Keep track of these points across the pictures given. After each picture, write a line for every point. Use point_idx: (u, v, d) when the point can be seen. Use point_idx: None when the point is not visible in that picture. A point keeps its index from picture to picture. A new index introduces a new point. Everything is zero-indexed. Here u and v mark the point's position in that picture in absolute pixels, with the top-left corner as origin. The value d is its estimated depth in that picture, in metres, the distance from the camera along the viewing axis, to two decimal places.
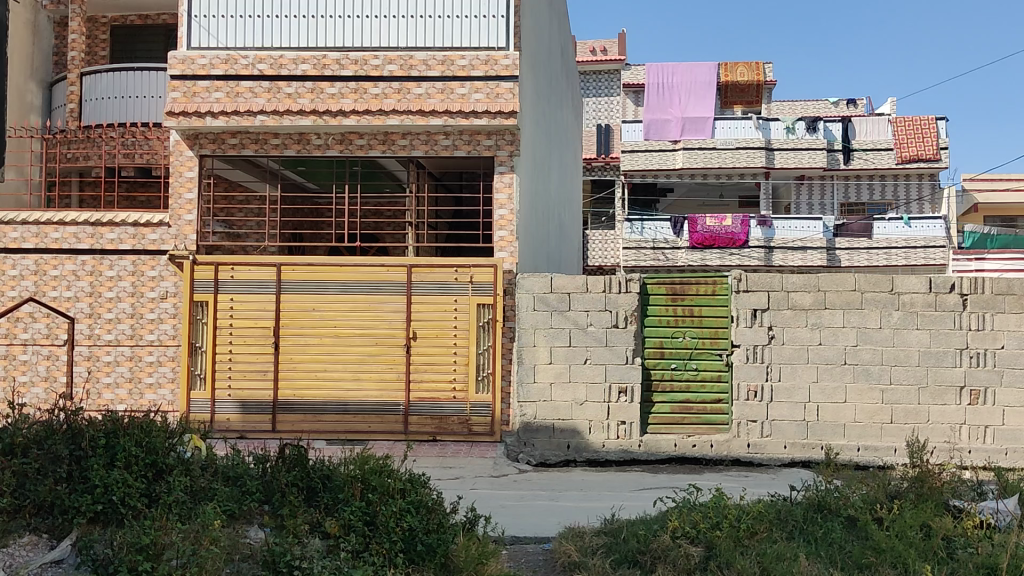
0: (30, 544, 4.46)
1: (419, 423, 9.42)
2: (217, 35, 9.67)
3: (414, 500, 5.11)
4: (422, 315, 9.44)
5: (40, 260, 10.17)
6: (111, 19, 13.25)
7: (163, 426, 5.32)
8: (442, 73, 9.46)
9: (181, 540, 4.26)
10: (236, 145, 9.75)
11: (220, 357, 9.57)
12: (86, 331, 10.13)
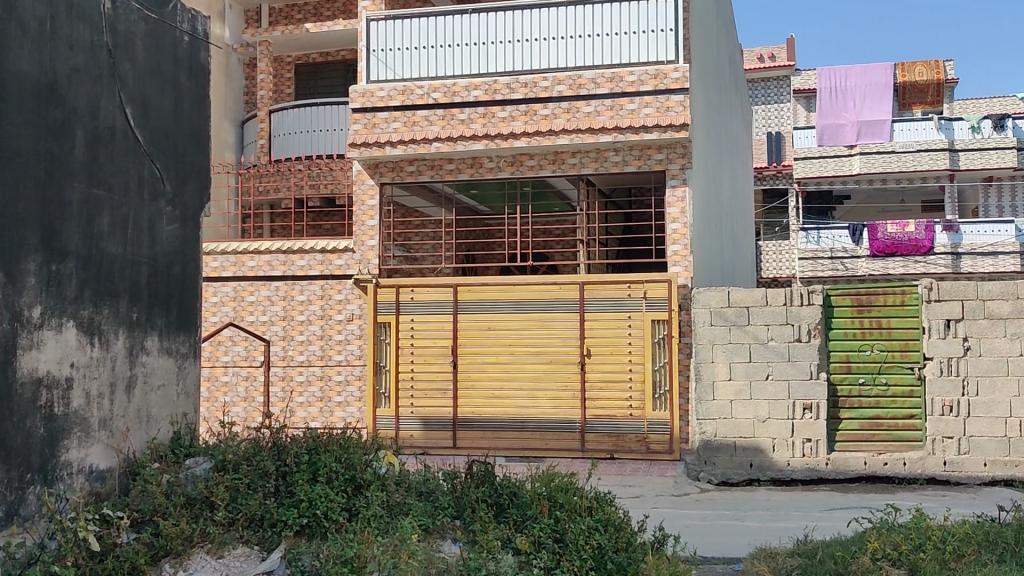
0: (243, 555, 4.62)
1: (597, 440, 9.41)
2: (394, 68, 10.14)
3: (602, 518, 5.09)
4: (596, 333, 9.41)
5: (238, 287, 10.89)
6: (295, 58, 14.10)
7: (359, 443, 5.55)
8: (611, 90, 9.45)
9: (382, 554, 4.39)
10: (413, 172, 10.13)
11: (403, 376, 9.91)
12: (281, 352, 10.72)
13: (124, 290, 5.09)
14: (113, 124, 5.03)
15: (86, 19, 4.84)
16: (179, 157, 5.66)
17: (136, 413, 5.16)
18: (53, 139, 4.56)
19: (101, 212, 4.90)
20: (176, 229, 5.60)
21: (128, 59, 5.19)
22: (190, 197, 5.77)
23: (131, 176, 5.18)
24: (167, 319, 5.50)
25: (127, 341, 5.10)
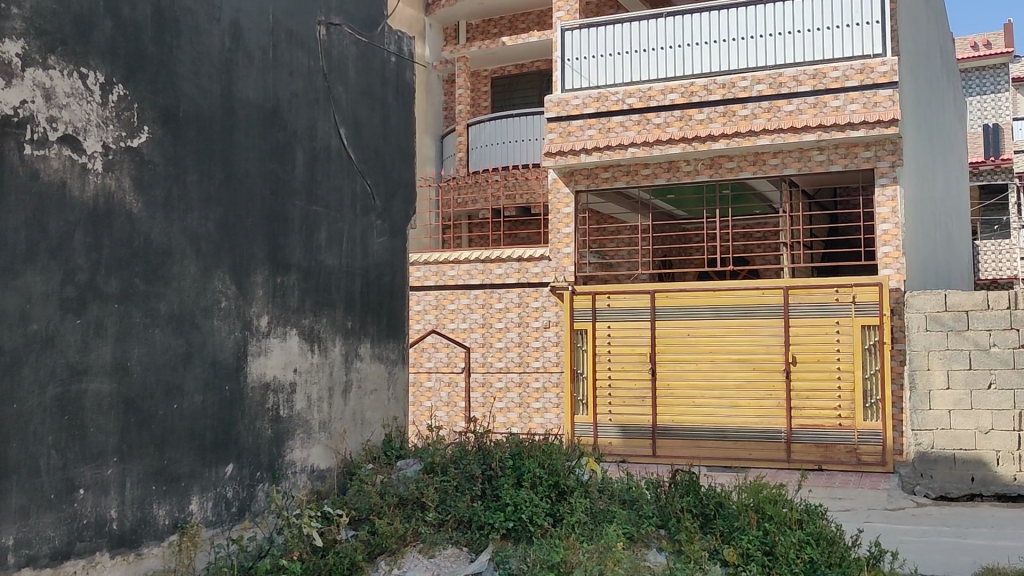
0: (452, 556, 4.69)
1: (804, 451, 9.09)
2: (588, 76, 10.25)
3: (813, 531, 4.87)
4: (801, 339, 9.10)
5: (439, 295, 11.30)
6: (492, 71, 14.44)
7: (562, 449, 5.63)
8: (814, 87, 9.13)
9: (588, 560, 4.39)
10: (609, 178, 10.19)
11: (601, 383, 9.96)
12: (480, 359, 11.02)
13: (340, 299, 5.37)
14: (328, 144, 5.32)
15: (303, 45, 5.14)
16: (388, 172, 5.93)
17: (352, 416, 5.44)
18: (277, 159, 4.86)
19: (319, 227, 5.19)
20: (386, 241, 5.87)
21: (341, 81, 5.48)
22: (397, 210, 6.03)
23: (345, 192, 5.46)
24: (379, 327, 5.76)
25: (343, 348, 5.38)
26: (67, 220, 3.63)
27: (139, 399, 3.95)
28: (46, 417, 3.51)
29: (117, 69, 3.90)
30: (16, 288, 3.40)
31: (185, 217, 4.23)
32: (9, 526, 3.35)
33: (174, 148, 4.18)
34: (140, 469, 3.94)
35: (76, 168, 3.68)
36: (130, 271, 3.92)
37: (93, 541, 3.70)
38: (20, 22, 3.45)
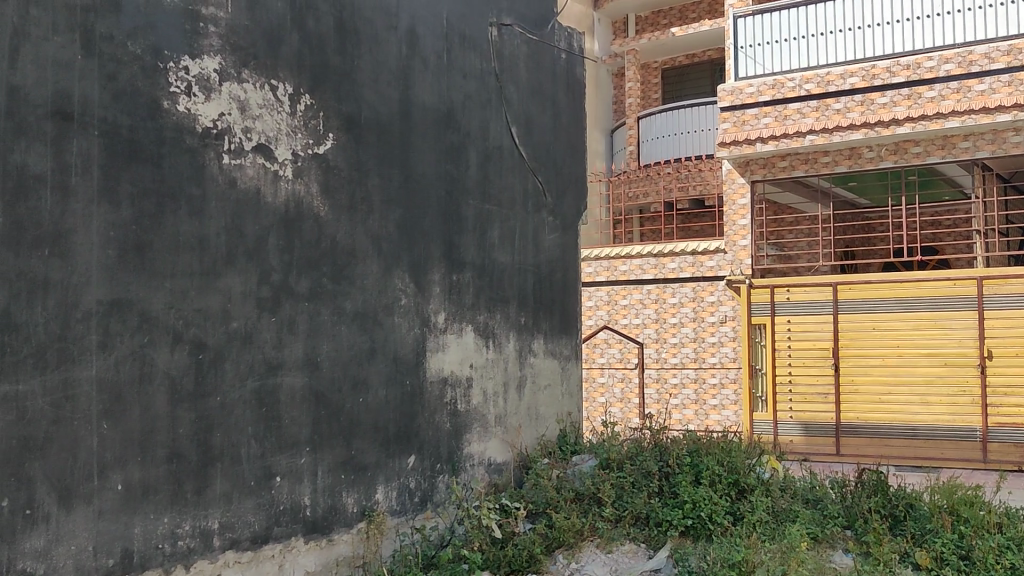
0: (631, 552, 4.68)
1: (1003, 451, 8.44)
2: (763, 63, 9.99)
3: (1015, 536, 4.56)
4: (997, 333, 8.52)
5: (612, 291, 11.35)
6: (662, 63, 14.25)
7: (741, 446, 5.52)
8: (1009, 64, 8.54)
9: (771, 561, 4.27)
10: (786, 167, 9.89)
11: (781, 378, 9.70)
12: (654, 355, 10.97)
13: (514, 295, 5.46)
14: (500, 143, 5.41)
15: (476, 47, 5.24)
16: (558, 170, 5.98)
17: (527, 411, 5.52)
18: (452, 161, 4.99)
19: (492, 225, 5.30)
20: (558, 238, 5.93)
21: (512, 81, 5.56)
22: (569, 207, 6.08)
23: (518, 190, 5.55)
24: (551, 323, 5.83)
25: (517, 343, 5.48)
26: (261, 225, 3.85)
27: (328, 392, 4.15)
28: (245, 409, 3.75)
29: (304, 80, 4.10)
30: (217, 288, 3.65)
31: (367, 219, 4.41)
32: (214, 510, 3.59)
33: (356, 153, 4.37)
34: (328, 459, 4.13)
35: (269, 175, 3.91)
36: (318, 272, 4.13)
37: (289, 526, 3.92)
38: (217, 40, 3.70)
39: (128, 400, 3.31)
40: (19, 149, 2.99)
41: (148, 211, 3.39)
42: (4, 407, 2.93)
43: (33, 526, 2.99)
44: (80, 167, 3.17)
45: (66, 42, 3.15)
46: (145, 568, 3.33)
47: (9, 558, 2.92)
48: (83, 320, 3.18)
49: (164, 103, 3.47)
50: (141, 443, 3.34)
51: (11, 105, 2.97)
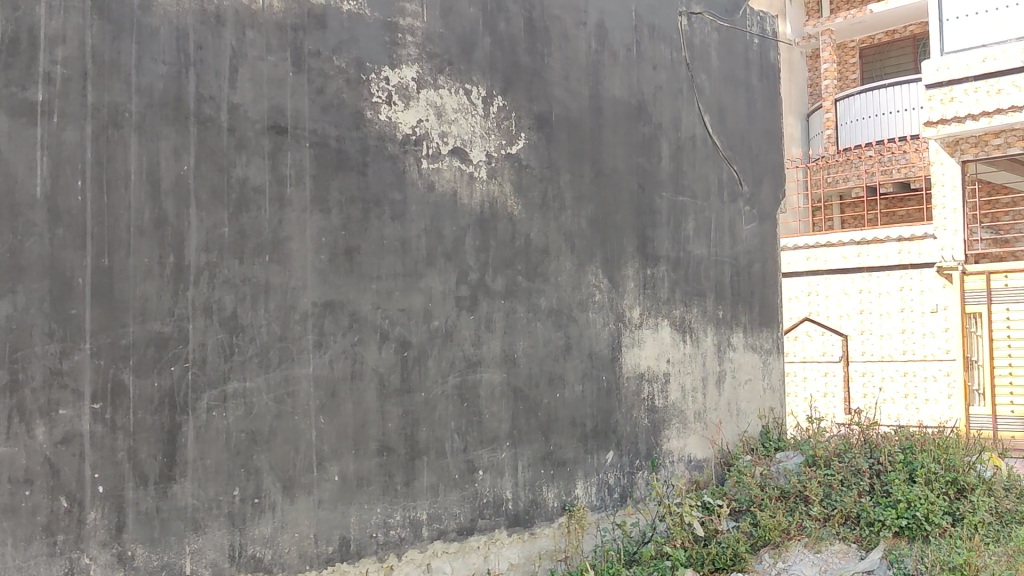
0: (841, 552, 4.45)
1: None
2: (970, 35, 9.33)
3: None
4: None
5: (812, 281, 10.97)
6: (859, 42, 13.71)
7: (959, 442, 5.20)
8: None
9: (996, 565, 3.99)
10: (1000, 145, 9.23)
11: (999, 370, 9.07)
12: (860, 347, 10.50)
13: (711, 288, 5.37)
14: (693, 134, 5.32)
15: (666, 38, 5.18)
16: (753, 158, 5.82)
17: (728, 406, 5.43)
18: (644, 154, 4.95)
19: (687, 217, 5.22)
20: (755, 228, 5.78)
21: (704, 69, 5.45)
22: (766, 195, 5.91)
23: (712, 180, 5.45)
24: (751, 315, 5.69)
25: (715, 337, 5.38)
26: (459, 226, 3.96)
27: (526, 388, 4.21)
28: (448, 405, 3.87)
29: (497, 81, 4.17)
30: (419, 288, 3.79)
31: (560, 216, 4.44)
32: (422, 501, 3.73)
33: (548, 151, 4.40)
34: (529, 453, 4.20)
35: (465, 176, 4.01)
36: (513, 269, 4.20)
37: (493, 519, 4.01)
38: (414, 49, 3.83)
39: (342, 395, 3.49)
40: (240, 163, 3.24)
41: (355, 216, 3.57)
42: (233, 403, 3.18)
43: (261, 513, 3.23)
44: (295, 177, 3.38)
45: (279, 60, 3.37)
46: (361, 555, 3.51)
47: (240, 543, 3.16)
48: (301, 321, 3.38)
49: (366, 112, 3.63)
50: (355, 437, 3.52)
51: (232, 123, 3.22)
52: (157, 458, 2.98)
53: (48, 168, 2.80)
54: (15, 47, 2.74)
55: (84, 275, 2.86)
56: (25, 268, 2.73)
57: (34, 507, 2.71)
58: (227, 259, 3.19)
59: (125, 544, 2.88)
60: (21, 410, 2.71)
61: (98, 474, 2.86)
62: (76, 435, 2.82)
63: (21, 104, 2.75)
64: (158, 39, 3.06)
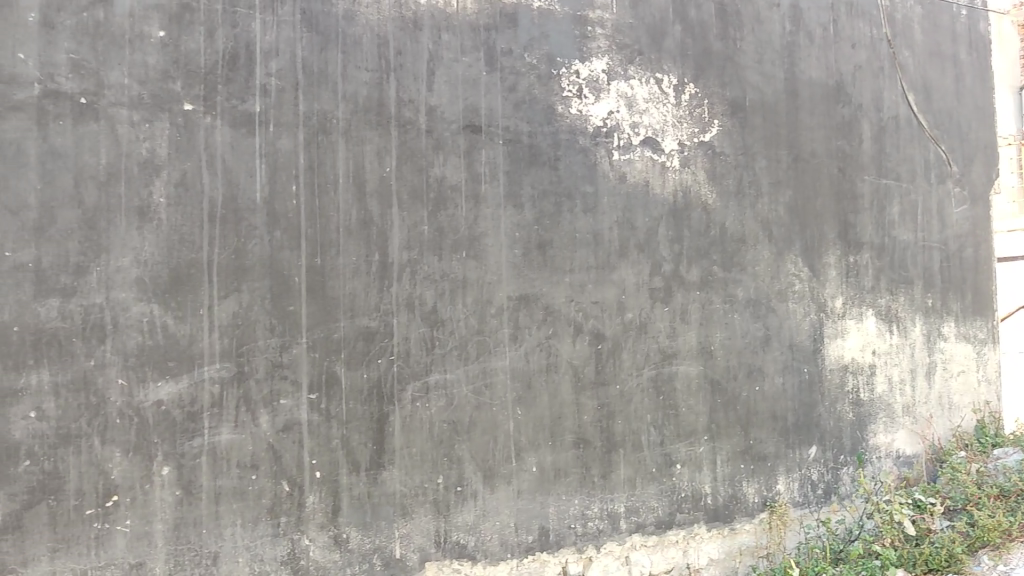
0: None
1: None
2: None
3: None
4: None
5: None
6: None
7: None
8: None
9: None
10: None
11: None
12: None
13: (918, 275, 4.76)
14: (897, 114, 4.74)
15: (867, 13, 4.64)
16: (963, 136, 5.05)
17: (938, 399, 4.82)
18: (845, 137, 4.51)
19: (891, 200, 4.67)
20: (968, 211, 5.02)
21: (907, 45, 4.80)
22: (979, 176, 5.10)
23: (917, 162, 4.82)
24: (963, 304, 4.97)
25: (924, 328, 4.79)
26: (651, 216, 3.81)
27: (724, 380, 3.95)
28: (644, 398, 3.74)
29: (688, 68, 3.93)
30: (612, 281, 3.69)
31: (757, 202, 4.11)
32: (620, 494, 3.66)
33: (743, 137, 4.09)
34: (728, 448, 3.94)
35: (656, 167, 3.83)
36: (708, 260, 3.95)
37: (692, 513, 3.84)
38: (605, 41, 3.71)
39: (538, 387, 3.49)
40: (438, 163, 3.34)
41: (548, 211, 3.56)
42: (435, 394, 3.29)
43: (464, 501, 3.33)
44: (489, 174, 3.44)
45: (473, 60, 3.43)
46: (560, 546, 3.51)
47: (445, 529, 3.29)
48: (497, 315, 3.43)
49: (557, 107, 3.59)
50: (551, 429, 3.51)
51: (430, 125, 3.33)
52: (367, 447, 3.17)
53: (266, 174, 3.08)
54: (234, 63, 3.04)
55: (299, 274, 3.11)
56: (249, 269, 3.04)
57: (260, 490, 3.02)
58: (428, 255, 3.31)
59: (340, 527, 3.12)
60: (248, 400, 3.02)
61: (316, 460, 3.10)
62: (295, 424, 3.07)
63: (241, 116, 3.05)
64: (361, 48, 3.22)
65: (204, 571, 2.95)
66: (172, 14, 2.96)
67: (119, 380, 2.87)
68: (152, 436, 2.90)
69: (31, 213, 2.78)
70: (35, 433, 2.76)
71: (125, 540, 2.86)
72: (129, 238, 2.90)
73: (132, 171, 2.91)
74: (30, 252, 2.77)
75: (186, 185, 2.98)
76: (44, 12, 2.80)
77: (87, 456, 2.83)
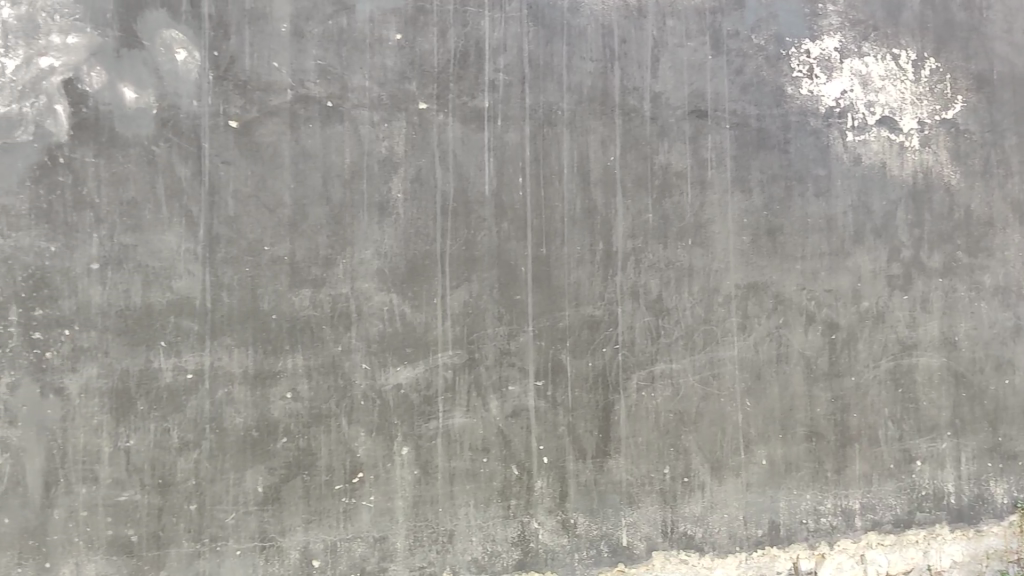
0: None
1: None
2: None
3: None
4: None
5: None
6: None
7: None
8: None
9: None
10: None
11: None
12: None
13: None
14: None
15: None
16: None
17: None
18: None
19: None
20: None
21: None
22: None
23: None
24: None
25: None
26: (889, 200, 3.48)
27: (969, 373, 3.51)
28: (882, 391, 3.44)
29: (928, 41, 3.53)
30: (847, 268, 3.43)
31: (1006, 183, 3.57)
32: (856, 491, 3.41)
33: (991, 114, 3.58)
34: (974, 445, 3.50)
35: (894, 148, 3.49)
36: (952, 245, 3.52)
37: (934, 513, 3.46)
38: (837, 17, 3.45)
39: (768, 378, 3.36)
40: (663, 150, 3.31)
41: (777, 196, 3.40)
42: (662, 383, 3.27)
43: (691, 492, 3.28)
44: (715, 160, 3.35)
45: (698, 45, 3.35)
46: (791, 541, 3.36)
47: (672, 520, 3.27)
48: (724, 303, 3.34)
49: (786, 88, 3.41)
50: (781, 421, 3.36)
51: (655, 112, 3.30)
52: (593, 434, 3.21)
53: (494, 167, 3.17)
54: (465, 60, 3.15)
55: (527, 264, 3.18)
56: (479, 260, 3.15)
57: (491, 473, 3.13)
58: (653, 244, 3.28)
59: (568, 513, 3.19)
60: (479, 385, 3.14)
61: (544, 447, 3.17)
62: (523, 410, 3.16)
63: (472, 112, 3.16)
64: (586, 39, 3.24)
65: (441, 548, 3.09)
66: (408, 17, 3.11)
67: (363, 365, 3.07)
68: (393, 417, 3.07)
69: (287, 210, 3.03)
70: (291, 412, 3.01)
71: (370, 515, 3.05)
72: (371, 232, 3.08)
73: (373, 169, 3.09)
74: (286, 246, 3.02)
75: (421, 180, 3.12)
76: (295, 23, 3.04)
77: (336, 435, 3.04)
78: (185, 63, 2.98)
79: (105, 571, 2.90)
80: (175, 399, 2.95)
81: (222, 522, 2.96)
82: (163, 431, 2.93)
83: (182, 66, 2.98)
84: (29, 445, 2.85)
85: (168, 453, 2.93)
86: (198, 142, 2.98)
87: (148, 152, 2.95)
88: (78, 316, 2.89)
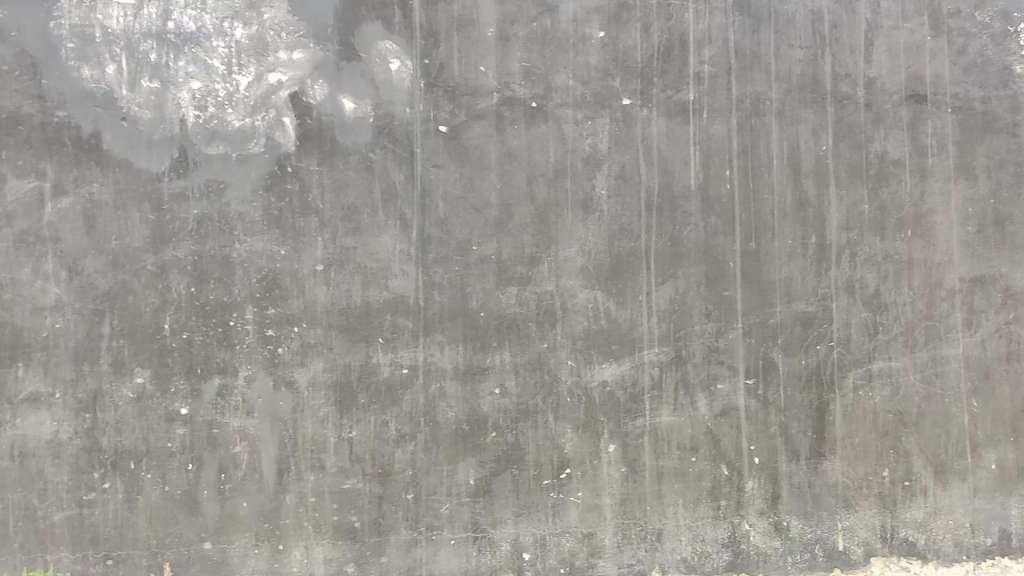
0: None
1: None
2: None
3: None
4: None
5: None
6: None
7: None
8: None
9: None
10: None
11: None
12: None
13: None
14: None
15: None
16: None
17: None
18: None
19: None
20: None
21: None
22: None
23: None
24: None
25: None
26: None
27: None
28: None
29: None
30: None
31: None
32: None
33: None
34: None
35: None
36: None
37: None
38: None
39: (997, 378, 3.18)
40: (879, 138, 3.16)
41: (1006, 182, 3.20)
42: (880, 383, 3.14)
43: (912, 497, 3.14)
44: (936, 146, 3.18)
45: (916, 26, 3.18)
46: None
47: (892, 525, 3.13)
48: (948, 298, 3.17)
49: (1014, 67, 3.21)
50: (1013, 423, 3.18)
51: (869, 98, 3.16)
52: (806, 434, 3.13)
53: (700, 161, 3.13)
54: (669, 55, 3.13)
55: (735, 259, 3.13)
56: (685, 256, 3.12)
57: (699, 472, 3.10)
58: (869, 236, 3.15)
59: (781, 514, 3.11)
60: (686, 383, 3.11)
61: (754, 446, 3.11)
62: (732, 409, 3.11)
63: (677, 106, 3.13)
64: (795, 26, 3.15)
65: (650, 546, 3.09)
66: (612, 14, 3.12)
67: (569, 362, 3.10)
68: (600, 414, 3.10)
69: (494, 211, 3.10)
70: (501, 407, 3.09)
71: (578, 511, 3.08)
72: (576, 230, 3.11)
73: (577, 167, 3.12)
74: (494, 245, 3.10)
75: (625, 176, 3.12)
76: (500, 27, 3.12)
77: (544, 431, 3.09)
78: (399, 72, 3.11)
79: (332, 554, 3.07)
80: (393, 393, 3.08)
81: (437, 512, 3.08)
82: (382, 423, 3.08)
83: (396, 75, 3.11)
84: (264, 434, 3.06)
85: (387, 444, 3.07)
86: (411, 148, 3.11)
87: (366, 158, 3.10)
88: (306, 315, 3.08)
